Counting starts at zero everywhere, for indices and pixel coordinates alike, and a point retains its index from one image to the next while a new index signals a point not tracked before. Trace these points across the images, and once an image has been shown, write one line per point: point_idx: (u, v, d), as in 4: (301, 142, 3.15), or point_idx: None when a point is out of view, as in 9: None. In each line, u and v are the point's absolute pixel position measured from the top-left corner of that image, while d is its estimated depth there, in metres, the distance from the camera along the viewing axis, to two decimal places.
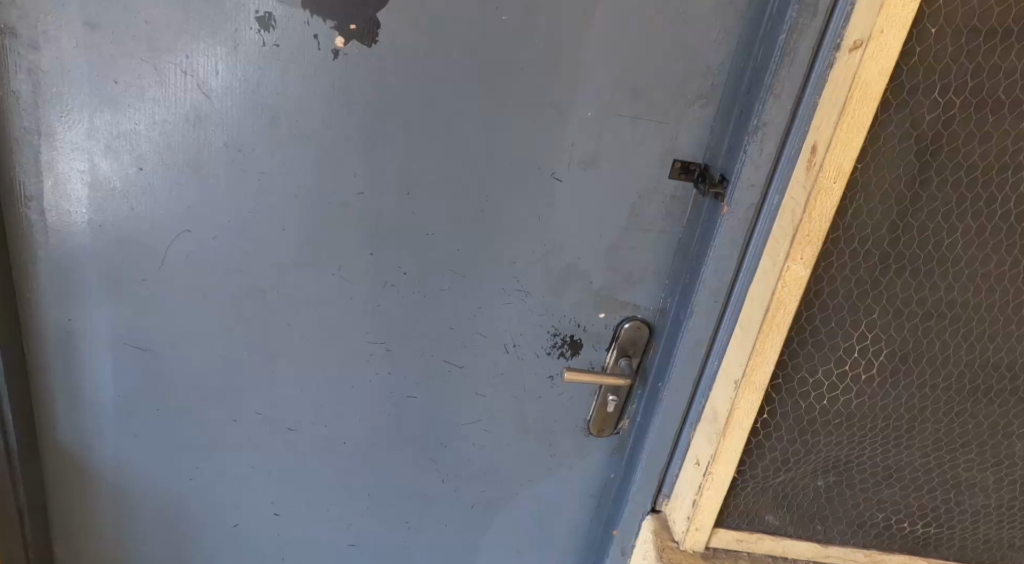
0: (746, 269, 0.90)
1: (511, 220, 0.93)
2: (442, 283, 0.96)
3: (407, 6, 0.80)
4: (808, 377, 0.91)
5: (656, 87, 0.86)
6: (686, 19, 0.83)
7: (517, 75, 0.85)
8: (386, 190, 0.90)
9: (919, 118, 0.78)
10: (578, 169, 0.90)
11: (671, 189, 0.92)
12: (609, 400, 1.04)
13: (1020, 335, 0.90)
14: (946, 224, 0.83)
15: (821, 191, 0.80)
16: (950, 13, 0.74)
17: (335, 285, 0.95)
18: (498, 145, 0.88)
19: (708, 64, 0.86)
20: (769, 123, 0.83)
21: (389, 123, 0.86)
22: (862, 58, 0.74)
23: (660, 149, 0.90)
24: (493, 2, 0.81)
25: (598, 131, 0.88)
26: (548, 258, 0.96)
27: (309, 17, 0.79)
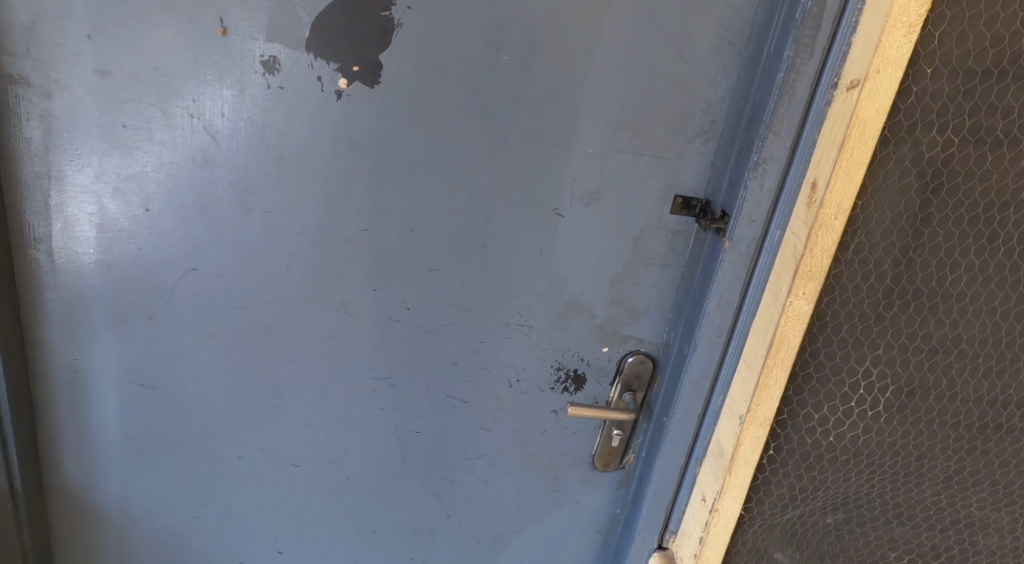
0: (748, 303, 0.89)
1: (514, 255, 0.93)
2: (445, 318, 0.96)
3: (411, 49, 0.82)
4: (813, 413, 0.90)
5: (657, 124, 0.87)
6: (685, 58, 0.84)
7: (519, 113, 0.86)
8: (390, 227, 0.90)
9: (919, 155, 0.78)
10: (580, 205, 0.91)
11: (673, 224, 0.93)
12: (613, 434, 1.03)
13: None
14: (949, 261, 0.83)
15: (822, 227, 0.79)
16: (946, 53, 0.75)
17: (339, 321, 0.95)
18: (500, 182, 0.89)
19: (707, 101, 0.86)
20: (769, 160, 0.83)
21: (392, 162, 0.87)
22: (859, 96, 0.74)
23: (661, 185, 0.90)
24: (495, 43, 0.83)
25: (599, 168, 0.89)
26: (551, 293, 0.96)
27: (313, 60, 0.81)
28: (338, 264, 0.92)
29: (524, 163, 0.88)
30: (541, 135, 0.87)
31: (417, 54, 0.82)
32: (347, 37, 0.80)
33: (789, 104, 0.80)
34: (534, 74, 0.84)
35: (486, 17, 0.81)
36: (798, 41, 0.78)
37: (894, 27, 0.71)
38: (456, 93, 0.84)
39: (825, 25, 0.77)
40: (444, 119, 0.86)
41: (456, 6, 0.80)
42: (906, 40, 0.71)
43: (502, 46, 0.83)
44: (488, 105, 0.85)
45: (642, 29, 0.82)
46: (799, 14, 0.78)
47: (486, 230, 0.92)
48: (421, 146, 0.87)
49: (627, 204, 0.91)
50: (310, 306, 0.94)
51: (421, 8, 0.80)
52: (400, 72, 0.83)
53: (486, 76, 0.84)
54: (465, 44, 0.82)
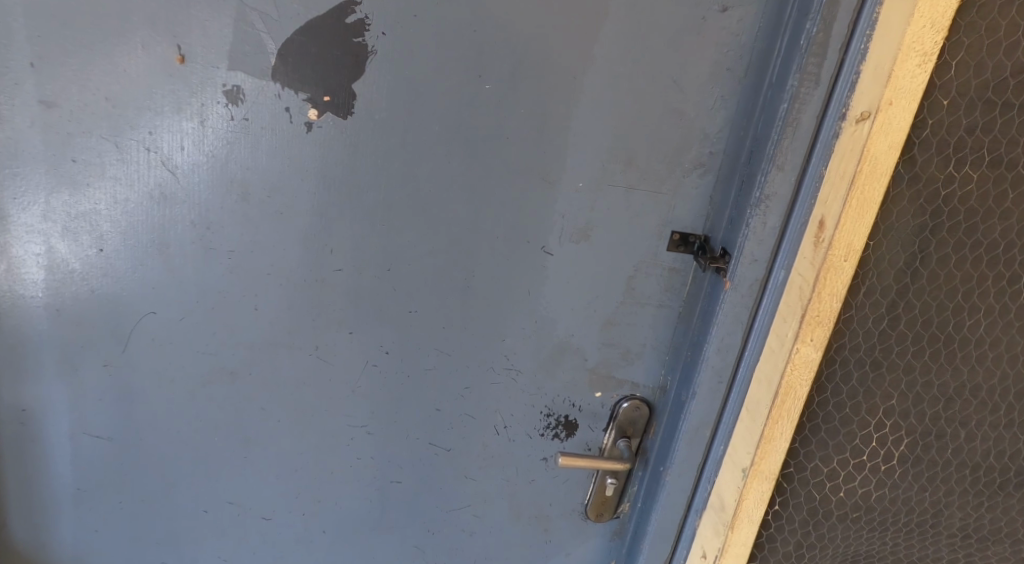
0: (751, 350, 0.82)
1: (498, 294, 0.87)
2: (426, 362, 0.90)
3: (385, 76, 0.76)
4: (821, 467, 0.84)
5: (651, 156, 0.81)
6: (681, 87, 0.79)
7: (503, 145, 0.80)
8: (367, 267, 0.84)
9: (934, 192, 0.73)
10: (569, 243, 0.85)
11: (669, 261, 0.87)
12: (607, 483, 0.96)
13: None
14: (968, 304, 0.77)
15: (831, 268, 0.74)
16: (962, 84, 0.70)
17: (313, 367, 0.89)
18: (483, 218, 0.83)
19: (704, 131, 0.81)
20: (773, 196, 0.75)
21: (367, 198, 0.81)
22: (870, 130, 0.69)
23: (656, 221, 0.84)
24: (476, 70, 0.77)
25: (590, 204, 0.83)
26: (539, 335, 0.89)
27: (279, 89, 0.75)
28: (310, 305, 0.85)
29: (509, 200, 0.82)
30: (527, 169, 0.81)
31: (392, 84, 0.76)
32: (316, 64, 0.74)
33: (793, 136, 0.73)
34: (519, 105, 0.78)
35: (466, 43, 0.76)
36: (802, 69, 0.70)
37: (906, 59, 0.67)
38: (435, 125, 0.79)
39: (831, 51, 0.69)
40: (423, 153, 0.80)
41: (433, 32, 0.75)
42: (920, 71, 0.68)
43: (484, 74, 0.77)
44: (470, 137, 0.79)
45: (633, 56, 0.77)
46: (802, 40, 0.70)
47: (469, 269, 0.85)
48: (400, 181, 0.81)
49: (621, 242, 0.85)
50: (280, 350, 0.87)
51: (395, 34, 0.74)
52: (373, 103, 0.77)
53: (467, 106, 0.78)
54: (445, 71, 0.76)
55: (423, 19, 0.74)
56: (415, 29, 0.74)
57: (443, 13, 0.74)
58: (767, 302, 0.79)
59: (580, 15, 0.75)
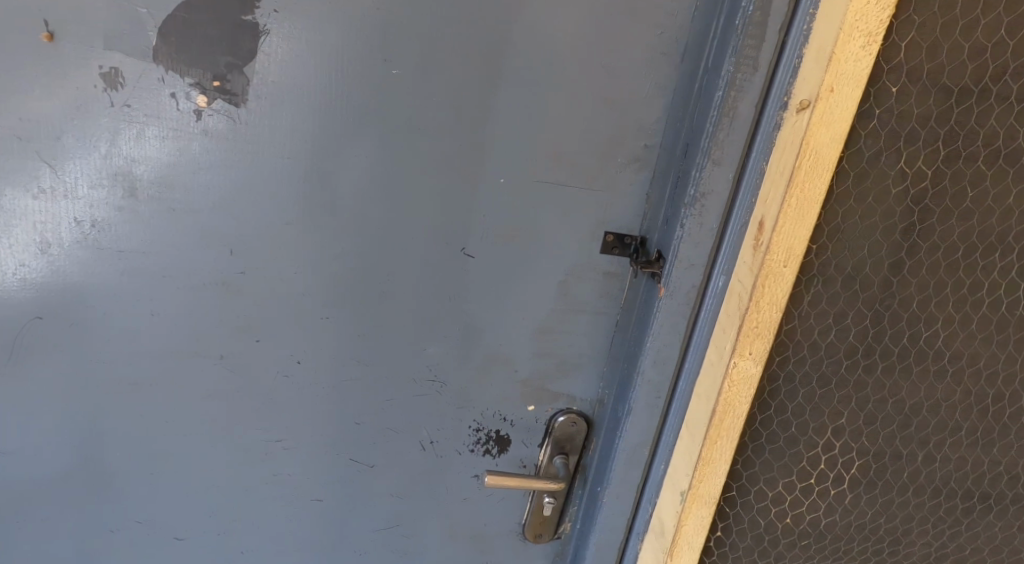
0: (692, 362, 0.75)
1: (419, 300, 0.81)
2: (344, 372, 0.83)
3: (282, 59, 0.69)
4: (766, 491, 0.77)
5: (582, 150, 0.74)
6: (613, 75, 0.71)
7: (418, 137, 0.73)
8: (275, 269, 0.77)
9: (885, 190, 0.65)
10: (493, 244, 0.79)
11: (604, 264, 0.80)
12: (545, 502, 0.89)
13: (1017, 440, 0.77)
14: (924, 315, 0.70)
15: (769, 275, 0.66)
16: (914, 69, 0.62)
17: (223, 376, 0.82)
18: (399, 217, 0.77)
19: (640, 122, 0.74)
20: (709, 194, 0.68)
21: (270, 194, 0.74)
22: (810, 119, 0.62)
23: (589, 222, 0.78)
24: (384, 53, 0.70)
25: (517, 202, 0.77)
26: (466, 343, 0.83)
27: (164, 72, 0.68)
28: (216, 310, 0.78)
29: (428, 197, 0.76)
30: (447, 164, 0.75)
31: (291, 68, 0.69)
32: (203, 45, 0.67)
33: (729, 127, 0.65)
34: (433, 93, 0.72)
35: (371, 23, 0.68)
36: (738, 53, 0.63)
37: (849, 38, 0.59)
38: (342, 114, 0.72)
39: (770, 32, 0.62)
40: (330, 145, 0.73)
41: (334, 11, 0.68)
42: (865, 51, 0.60)
43: (392, 58, 0.70)
44: (381, 129, 0.72)
45: (558, 39, 0.70)
46: (737, 22, 0.62)
47: (387, 272, 0.79)
48: (306, 176, 0.74)
49: (552, 243, 0.79)
50: (185, 359, 0.80)
51: (292, 13, 0.67)
52: (270, 89, 0.70)
53: (376, 95, 0.71)
54: (348, 55, 0.69)
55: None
56: (314, 7, 0.67)
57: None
58: (706, 310, 0.73)
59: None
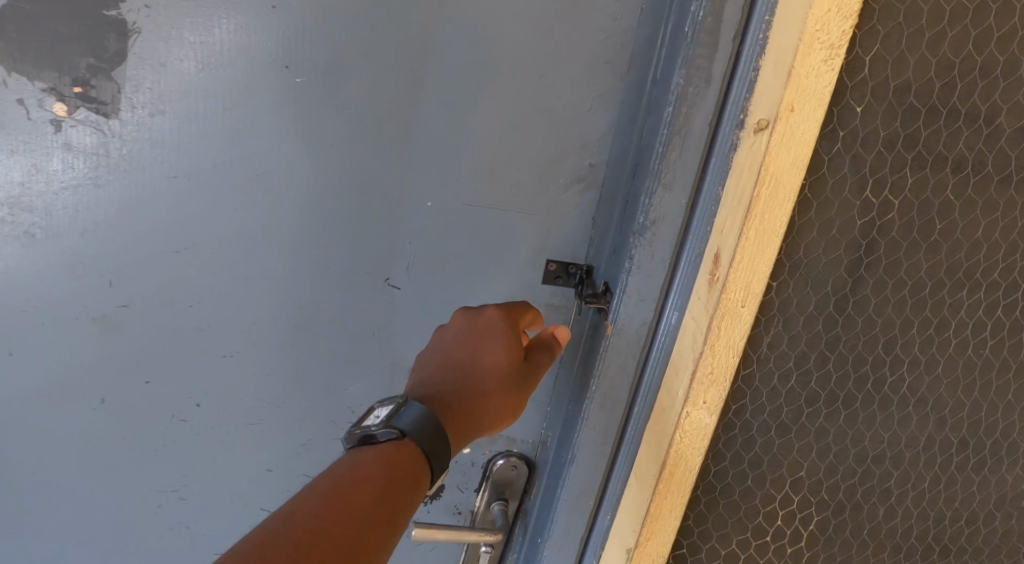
0: (641, 406, 0.67)
1: (334, 337, 0.73)
2: (252, 415, 0.75)
3: (155, 63, 0.59)
4: (719, 548, 0.70)
5: (517, 169, 0.67)
6: (547, 86, 0.64)
7: (327, 153, 0.64)
8: (172, 300, 0.68)
9: (851, 221, 0.58)
10: (418, 274, 0.71)
11: (547, 294, 0.72)
12: (482, 553, 0.77)
13: (984, 492, 0.71)
14: (889, 358, 0.64)
15: (725, 317, 0.59)
16: (880, 86, 0.55)
17: (115, 418, 0.73)
18: (306, 248, 0.68)
19: (584, 136, 0.66)
20: (660, 221, 0.60)
21: (145, 218, 0.64)
22: (768, 143, 0.54)
23: (529, 248, 0.70)
24: (280, 57, 0.60)
25: (443, 227, 0.68)
26: (392, 384, 0.76)
27: (8, 76, 0.57)
28: (104, 347, 0.69)
29: (344, 220, 0.68)
30: (362, 184, 0.66)
31: (171, 74, 0.59)
32: (57, 44, 0.57)
33: (681, 147, 0.57)
34: (342, 104, 0.62)
35: (263, 22, 0.59)
36: (688, 64, 0.55)
37: (809, 51, 0.52)
38: (229, 129, 0.62)
39: (722, 42, 0.54)
40: (225, 163, 0.63)
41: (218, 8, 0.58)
42: (829, 66, 0.52)
43: (292, 64, 0.60)
44: (284, 144, 0.63)
45: (484, 45, 0.62)
46: (687, 28, 0.54)
47: (300, 308, 0.71)
48: (199, 197, 0.64)
49: (485, 271, 0.71)
50: (70, 401, 0.71)
51: (167, 8, 0.57)
52: (142, 97, 0.60)
53: (270, 106, 0.62)
54: (237, 59, 0.59)
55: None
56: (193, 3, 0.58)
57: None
58: (659, 349, 0.65)
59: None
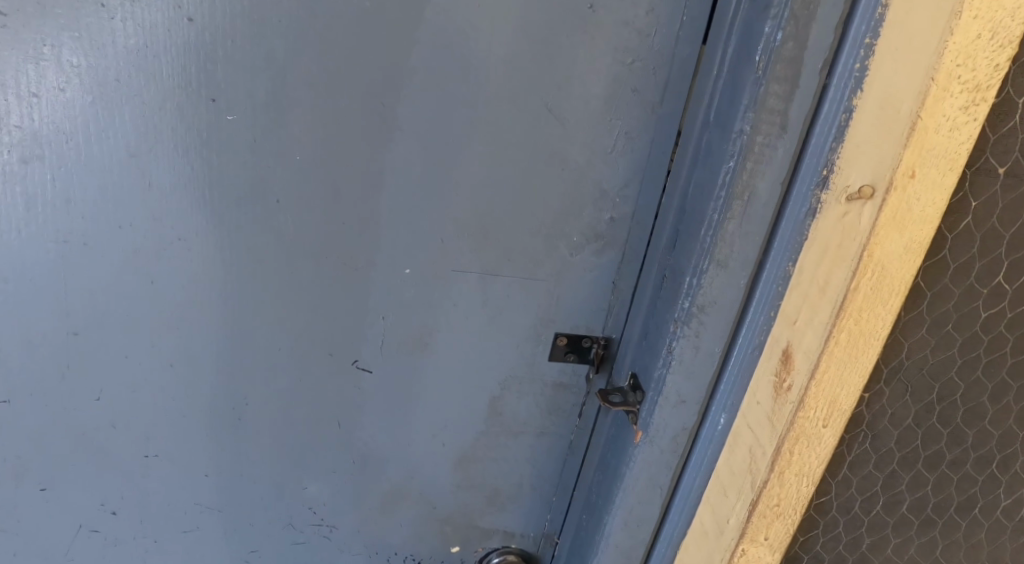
0: (678, 522, 0.53)
1: (301, 425, 0.66)
2: (184, 522, 0.67)
3: (27, 92, 0.48)
4: None
5: (520, 227, 0.60)
6: (536, 122, 0.55)
7: (301, 207, 0.56)
8: (92, 374, 0.58)
9: (973, 313, 0.48)
10: (395, 352, 0.65)
11: (550, 368, 0.68)
12: None
13: None
14: (988, 476, 0.55)
15: (802, 437, 0.47)
16: (1003, 140, 0.43)
17: (32, 501, 0.63)
18: (263, 326, 0.60)
19: (598, 182, 0.58)
20: (710, 307, 0.45)
21: (26, 287, 0.54)
22: (875, 218, 0.41)
23: (534, 316, 0.65)
24: (224, 85, 0.50)
25: (423, 296, 0.62)
26: (362, 481, 0.71)
27: None
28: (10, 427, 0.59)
29: (304, 275, 0.59)
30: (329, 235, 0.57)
31: (62, 109, 0.49)
32: None
33: (743, 215, 0.42)
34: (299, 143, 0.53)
35: (173, 38, 0.48)
36: (757, 105, 0.39)
37: (944, 94, 0.38)
38: (127, 179, 0.52)
39: (804, 77, 0.38)
40: (156, 216, 0.53)
41: (117, 26, 0.47)
42: (961, 115, 0.39)
43: (221, 97, 0.50)
44: (220, 190, 0.53)
45: (467, 70, 0.52)
46: (757, 56, 0.38)
47: (247, 395, 0.63)
48: (111, 257, 0.54)
49: (466, 324, 0.64)
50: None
51: (36, 22, 0.46)
52: (8, 139, 0.49)
53: (184, 147, 0.51)
54: (145, 89, 0.49)
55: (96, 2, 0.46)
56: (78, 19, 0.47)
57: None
58: (701, 459, 0.51)
59: (371, 7, 0.49)
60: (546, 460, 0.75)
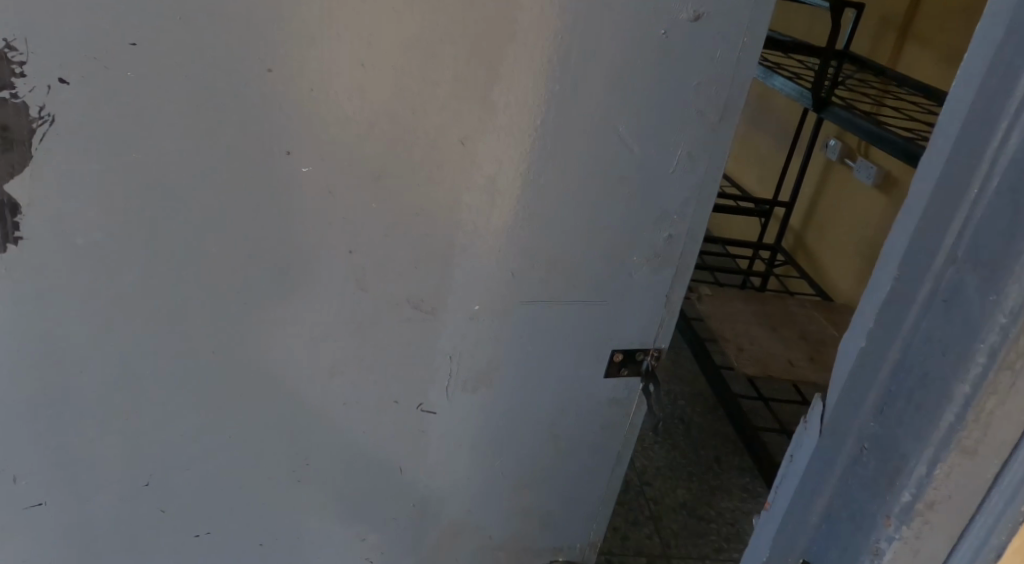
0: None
1: (372, 458, 0.76)
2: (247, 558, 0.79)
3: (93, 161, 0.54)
4: None
5: (581, 252, 0.68)
6: (597, 144, 0.62)
7: (389, 245, 0.63)
8: (166, 393, 0.66)
9: None
10: (466, 387, 0.74)
11: (606, 382, 0.77)
12: None
13: None
14: None
15: None
16: None
17: (104, 518, 0.72)
18: (338, 360, 0.69)
19: (663, 207, 0.67)
20: (942, 502, 0.42)
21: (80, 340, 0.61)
22: None
23: (595, 334, 0.73)
24: (321, 141, 0.57)
25: (494, 325, 0.71)
26: (425, 507, 0.81)
27: None
28: (87, 442, 0.66)
29: (376, 301, 0.66)
30: (404, 261, 0.65)
31: (156, 166, 0.55)
32: None
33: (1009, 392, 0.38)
34: (384, 172, 0.60)
35: (257, 89, 0.54)
36: None
37: None
38: (204, 249, 0.59)
39: None
40: (235, 257, 0.61)
41: (219, 88, 0.53)
42: None
43: (297, 150, 0.57)
44: (306, 238, 0.61)
45: (539, 104, 0.60)
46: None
47: (315, 418, 0.72)
48: (191, 288, 0.61)
49: (531, 349, 0.73)
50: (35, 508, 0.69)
51: (94, 93, 0.51)
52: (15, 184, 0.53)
53: (268, 197, 0.59)
54: (239, 145, 0.56)
55: (172, 51, 0.51)
56: (179, 83, 0.53)
57: (226, 65, 0.53)
58: None
59: (455, 44, 0.55)
60: (597, 461, 0.84)
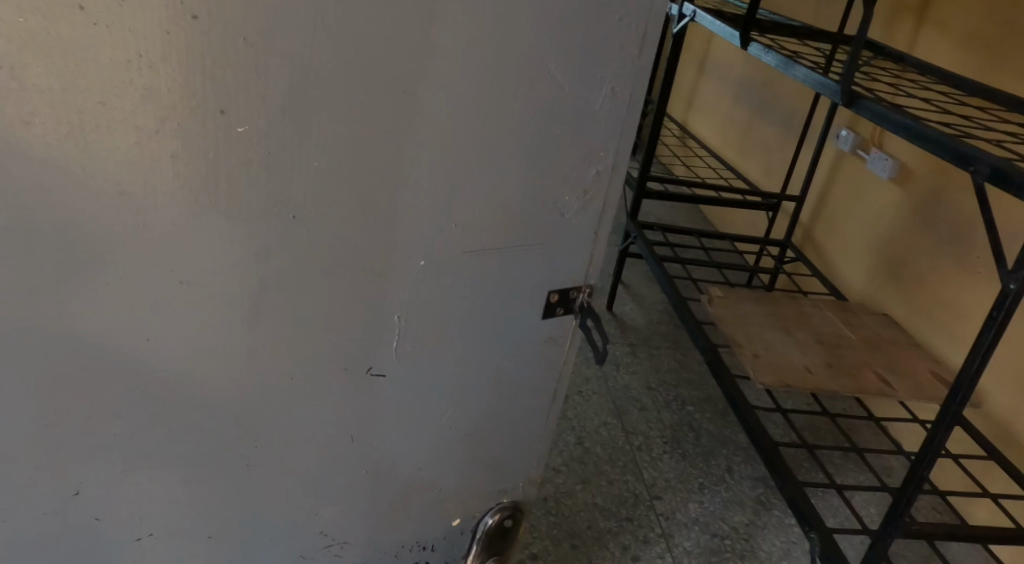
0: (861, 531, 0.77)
1: (324, 417, 0.76)
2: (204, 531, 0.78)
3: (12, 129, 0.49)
4: None
5: (520, 194, 0.70)
6: (530, 88, 0.64)
7: (333, 202, 0.62)
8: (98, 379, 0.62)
9: None
10: (413, 336, 0.75)
11: (545, 319, 0.82)
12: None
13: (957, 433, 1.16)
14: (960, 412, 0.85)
15: None
16: None
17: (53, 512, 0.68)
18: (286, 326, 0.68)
19: (590, 143, 0.69)
20: None
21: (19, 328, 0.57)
22: None
23: (535, 273, 0.77)
24: (249, 91, 0.55)
25: (439, 275, 0.72)
26: (383, 460, 0.83)
27: None
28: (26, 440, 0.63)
29: (323, 264, 0.65)
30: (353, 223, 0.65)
31: (68, 137, 0.51)
32: None
33: None
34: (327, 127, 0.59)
35: (179, 38, 0.51)
36: None
37: None
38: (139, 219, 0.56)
39: None
40: (173, 226, 0.58)
41: (140, 47, 0.50)
42: None
43: (230, 108, 0.55)
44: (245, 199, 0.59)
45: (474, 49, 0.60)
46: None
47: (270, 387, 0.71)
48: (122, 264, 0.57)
49: (474, 292, 0.75)
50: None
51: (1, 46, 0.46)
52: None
53: (202, 158, 0.56)
54: (166, 105, 0.53)
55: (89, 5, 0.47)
56: (80, 48, 0.48)
57: (130, 23, 0.49)
58: None
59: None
60: (537, 392, 0.89)
